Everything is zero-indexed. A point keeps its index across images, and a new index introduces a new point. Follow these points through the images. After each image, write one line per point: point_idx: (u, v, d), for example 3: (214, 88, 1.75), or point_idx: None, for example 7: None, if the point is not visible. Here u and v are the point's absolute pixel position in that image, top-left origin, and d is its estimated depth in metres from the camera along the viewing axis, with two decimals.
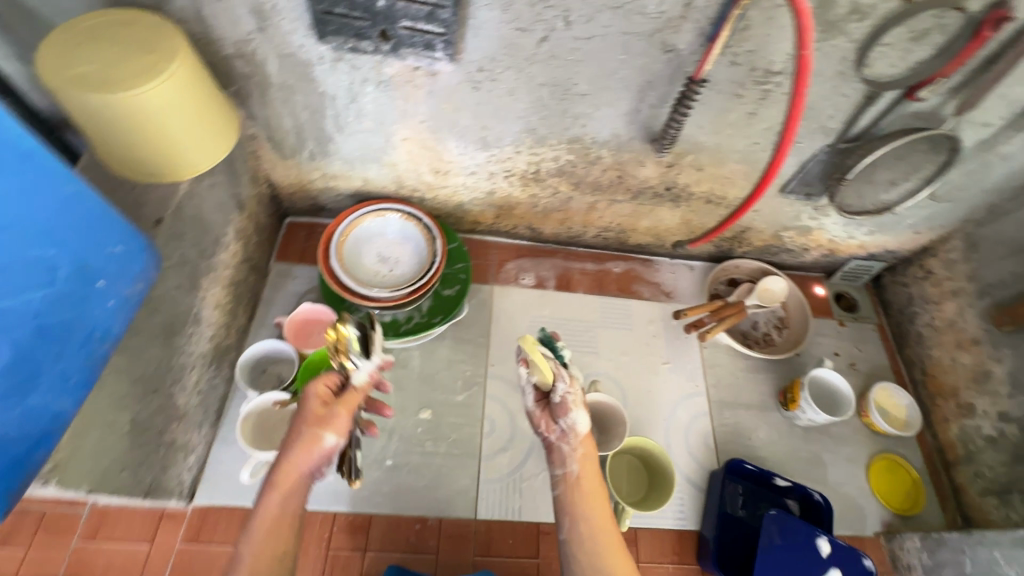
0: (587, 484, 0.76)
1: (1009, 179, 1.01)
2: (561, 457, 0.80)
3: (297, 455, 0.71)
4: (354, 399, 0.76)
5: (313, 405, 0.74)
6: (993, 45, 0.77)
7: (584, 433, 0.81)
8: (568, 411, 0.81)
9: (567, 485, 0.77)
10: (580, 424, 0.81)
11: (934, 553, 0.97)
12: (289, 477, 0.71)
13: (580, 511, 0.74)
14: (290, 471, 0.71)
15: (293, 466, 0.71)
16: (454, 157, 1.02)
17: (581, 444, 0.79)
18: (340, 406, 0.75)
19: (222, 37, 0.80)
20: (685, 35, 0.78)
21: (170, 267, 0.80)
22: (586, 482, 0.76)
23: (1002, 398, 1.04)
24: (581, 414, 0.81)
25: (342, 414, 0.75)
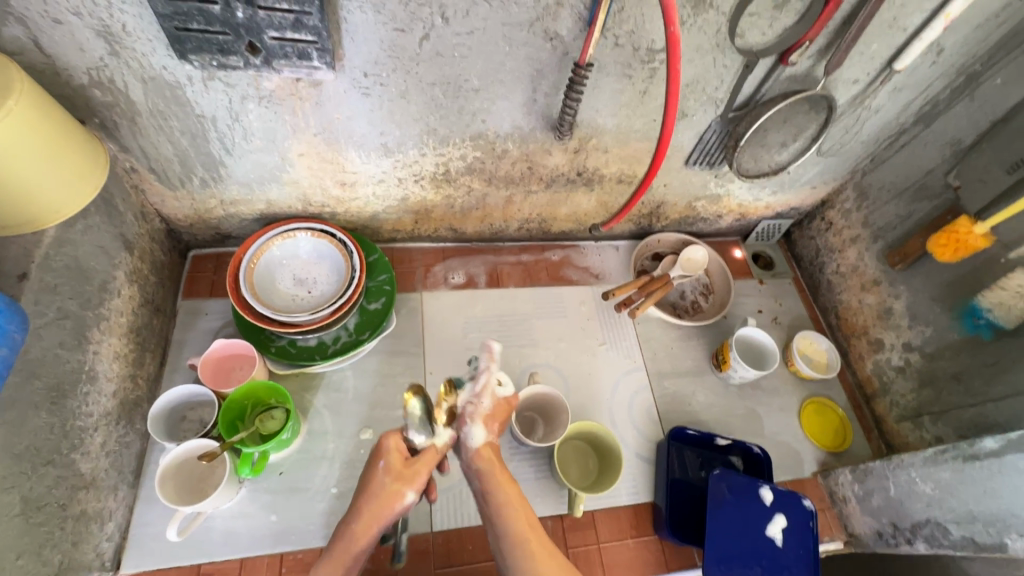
0: (491, 497, 0.82)
1: (883, 129, 1.09)
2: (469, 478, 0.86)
3: (379, 506, 0.78)
4: (432, 457, 0.82)
5: (393, 459, 0.80)
6: (845, 7, 0.83)
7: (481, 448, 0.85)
8: (465, 422, 0.85)
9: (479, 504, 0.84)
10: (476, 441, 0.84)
11: (863, 482, 1.04)
12: (366, 530, 0.77)
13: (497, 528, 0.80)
14: (371, 523, 0.77)
15: (370, 519, 0.77)
16: (358, 167, 0.99)
17: (474, 458, 0.84)
18: (419, 463, 0.81)
19: (71, 66, 0.74)
20: (564, 21, 0.79)
21: (46, 323, 0.73)
22: (490, 495, 0.82)
23: (904, 330, 1.12)
24: (477, 431, 0.84)
25: (421, 470, 0.81)
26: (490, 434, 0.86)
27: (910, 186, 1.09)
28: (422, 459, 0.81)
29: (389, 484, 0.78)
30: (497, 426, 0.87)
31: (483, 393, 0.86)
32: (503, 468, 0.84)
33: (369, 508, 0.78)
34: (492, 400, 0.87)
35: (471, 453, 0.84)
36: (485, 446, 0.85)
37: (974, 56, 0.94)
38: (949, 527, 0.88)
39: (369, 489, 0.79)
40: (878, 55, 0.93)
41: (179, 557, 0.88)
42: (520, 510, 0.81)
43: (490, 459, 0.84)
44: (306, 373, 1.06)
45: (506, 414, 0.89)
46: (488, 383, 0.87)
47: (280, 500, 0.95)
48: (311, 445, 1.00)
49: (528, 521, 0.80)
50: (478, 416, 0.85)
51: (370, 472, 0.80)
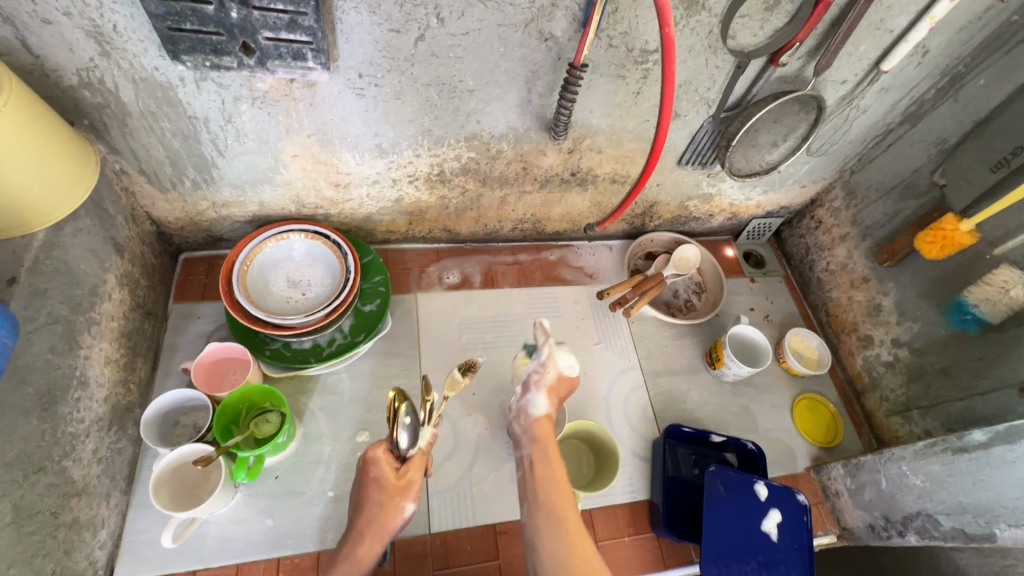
0: (538, 468, 0.88)
1: (870, 129, 1.11)
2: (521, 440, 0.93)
3: (380, 523, 0.81)
4: (420, 461, 0.84)
5: (382, 472, 0.83)
6: (834, 9, 0.85)
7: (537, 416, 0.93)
8: (531, 390, 0.95)
9: (525, 471, 0.89)
10: (536, 409, 0.93)
11: (855, 476, 1.06)
12: (370, 547, 0.80)
13: (537, 498, 0.85)
14: (374, 543, 0.80)
15: (372, 537, 0.80)
16: (352, 168, 0.98)
17: (532, 425, 0.93)
18: (410, 468, 0.83)
19: (60, 66, 0.73)
20: (559, 22, 0.79)
21: (36, 328, 0.72)
22: (538, 467, 0.88)
23: (892, 326, 1.14)
24: (539, 399, 0.94)
25: (413, 477, 0.83)
26: (549, 405, 0.94)
27: (897, 184, 1.11)
28: (413, 466, 0.84)
29: (383, 500, 0.81)
30: (558, 400, 0.95)
31: (547, 366, 0.94)
32: (553, 446, 0.90)
33: (370, 527, 0.81)
34: (555, 372, 0.94)
35: (531, 422, 0.93)
36: (544, 417, 0.93)
37: (958, 57, 0.96)
38: (940, 518, 0.90)
39: (368, 504, 0.82)
40: (865, 56, 0.94)
41: (174, 564, 0.87)
42: (561, 487, 0.86)
43: (546, 429, 0.92)
44: (301, 376, 1.05)
45: (567, 389, 0.96)
46: (551, 356, 0.94)
47: (275, 504, 0.94)
48: (307, 448, 0.99)
49: (567, 499, 0.85)
50: (545, 386, 0.94)
51: (368, 485, 0.83)
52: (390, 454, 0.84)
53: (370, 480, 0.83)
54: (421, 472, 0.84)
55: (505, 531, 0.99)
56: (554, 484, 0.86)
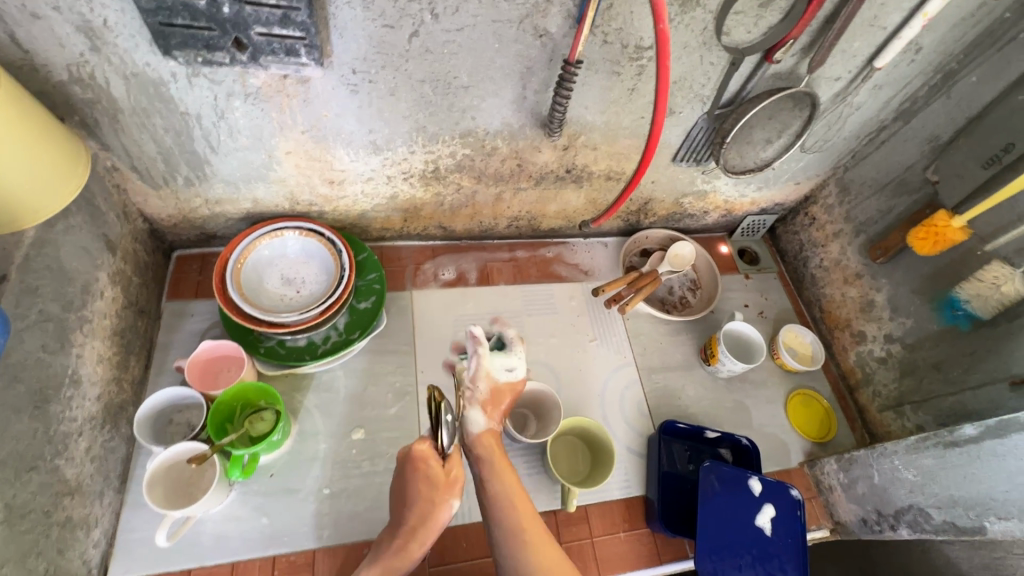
0: (490, 486, 0.88)
1: (864, 126, 1.11)
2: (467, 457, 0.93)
3: (434, 520, 0.83)
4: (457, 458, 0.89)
5: (432, 469, 0.85)
6: (828, 6, 0.85)
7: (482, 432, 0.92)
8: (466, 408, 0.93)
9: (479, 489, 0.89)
10: (476, 425, 0.92)
11: (848, 471, 1.07)
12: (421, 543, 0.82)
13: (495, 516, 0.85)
14: (425, 539, 0.82)
15: (425, 534, 0.82)
16: (346, 165, 0.98)
17: (476, 443, 0.91)
18: (452, 466, 0.87)
19: (50, 62, 0.72)
20: (554, 18, 0.79)
21: (28, 326, 0.72)
22: (489, 484, 0.88)
23: (885, 322, 1.15)
24: (476, 415, 0.93)
25: (457, 474, 0.88)
26: (490, 420, 0.93)
27: (890, 181, 1.11)
28: (455, 463, 0.88)
29: (432, 494, 0.84)
30: (500, 411, 0.94)
31: (478, 379, 0.92)
32: (500, 459, 0.90)
33: (422, 524, 0.82)
34: (489, 382, 0.93)
35: (472, 440, 0.91)
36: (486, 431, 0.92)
37: (950, 54, 0.96)
38: (931, 512, 0.91)
39: (415, 500, 0.84)
40: (859, 53, 0.95)
41: (169, 562, 0.86)
42: (517, 504, 0.86)
43: (490, 444, 0.91)
44: (295, 374, 1.05)
45: (509, 400, 0.94)
46: (481, 367, 0.93)
47: (271, 502, 0.94)
48: (302, 446, 0.99)
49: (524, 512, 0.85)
50: (472, 401, 0.93)
51: (415, 482, 0.85)
52: (434, 450, 0.87)
53: (414, 478, 0.85)
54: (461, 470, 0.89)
55: None
56: (508, 500, 0.86)
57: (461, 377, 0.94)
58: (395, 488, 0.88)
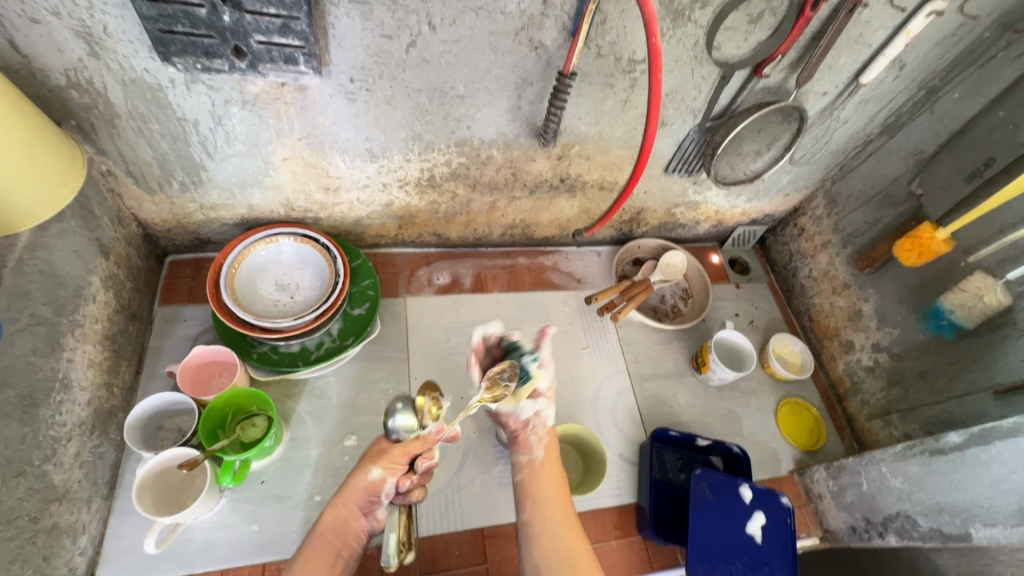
0: (544, 469, 0.90)
1: (850, 139, 1.14)
2: (526, 445, 0.94)
3: (351, 489, 0.83)
4: (412, 445, 0.83)
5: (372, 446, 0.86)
6: (815, 23, 0.87)
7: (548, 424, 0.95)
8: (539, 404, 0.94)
9: (524, 473, 0.91)
10: (549, 419, 0.95)
11: (837, 479, 1.08)
12: (336, 511, 0.82)
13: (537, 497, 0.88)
14: (339, 509, 0.82)
15: (346, 502, 0.82)
16: (342, 172, 0.98)
17: (545, 433, 0.93)
18: (395, 447, 0.84)
19: (48, 66, 0.72)
20: (549, 31, 0.81)
21: (19, 330, 0.71)
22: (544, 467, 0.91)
23: (872, 332, 1.17)
24: (552, 410, 0.95)
25: (397, 454, 0.83)
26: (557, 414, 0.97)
27: (877, 194, 1.14)
28: (399, 448, 0.84)
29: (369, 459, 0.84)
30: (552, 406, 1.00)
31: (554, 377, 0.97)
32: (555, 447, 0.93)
33: (346, 492, 0.83)
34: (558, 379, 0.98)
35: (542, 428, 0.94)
36: (553, 426, 0.95)
37: (933, 71, 0.99)
38: (918, 519, 0.92)
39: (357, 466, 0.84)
40: (845, 69, 0.97)
41: (157, 570, 0.85)
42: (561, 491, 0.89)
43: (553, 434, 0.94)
44: (288, 380, 1.05)
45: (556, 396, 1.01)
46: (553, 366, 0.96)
47: (262, 509, 0.93)
48: (294, 453, 0.99)
49: (566, 500, 0.88)
50: (552, 396, 0.95)
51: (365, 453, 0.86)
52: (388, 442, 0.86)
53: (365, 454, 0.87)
54: (407, 455, 0.83)
55: (493, 535, 0.99)
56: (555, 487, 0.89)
57: (542, 381, 0.94)
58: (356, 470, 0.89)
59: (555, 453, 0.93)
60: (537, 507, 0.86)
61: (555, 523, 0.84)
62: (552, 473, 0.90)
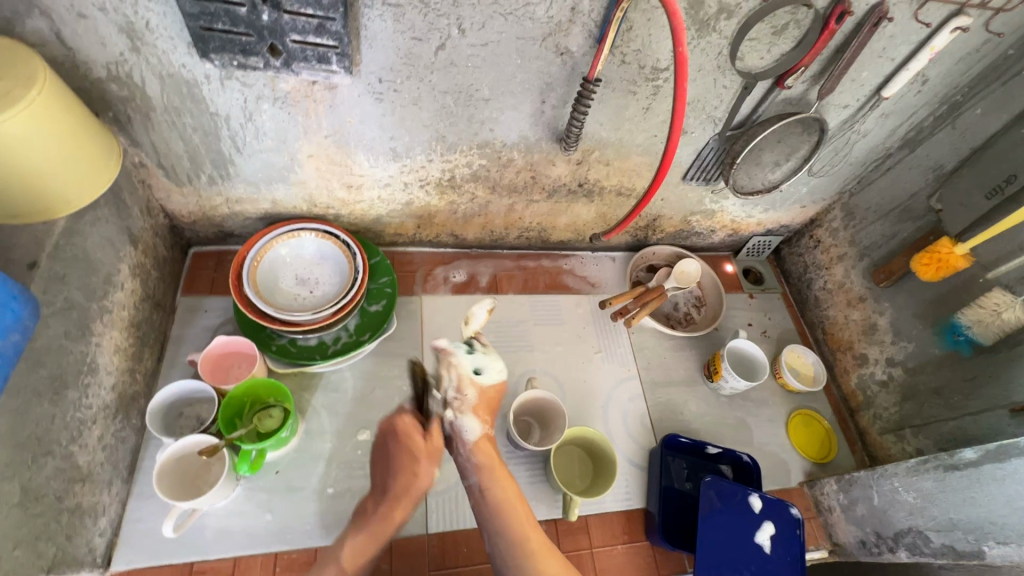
0: (491, 496, 0.88)
1: (870, 152, 1.14)
2: (464, 467, 0.91)
3: (412, 491, 0.86)
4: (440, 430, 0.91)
5: (412, 440, 0.88)
6: (839, 37, 0.88)
7: (474, 439, 0.91)
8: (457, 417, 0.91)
9: (477, 499, 0.89)
10: (473, 432, 0.91)
11: (848, 492, 1.07)
12: (399, 511, 0.86)
13: (495, 527, 0.86)
14: (405, 508, 0.86)
15: (408, 502, 0.86)
16: (365, 171, 1.00)
17: (474, 452, 0.90)
18: (434, 438, 0.90)
19: (91, 59, 0.75)
20: (575, 37, 0.82)
21: (53, 313, 0.74)
22: (489, 494, 0.88)
23: (887, 346, 1.16)
24: (471, 422, 0.91)
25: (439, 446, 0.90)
26: (482, 425, 0.91)
27: (894, 208, 1.14)
28: (436, 434, 0.90)
29: (413, 466, 0.87)
30: (488, 416, 0.93)
31: (462, 388, 0.90)
32: (501, 469, 0.90)
33: (404, 491, 0.86)
34: (476, 390, 0.91)
35: (470, 447, 0.90)
36: (483, 436, 0.91)
37: (956, 87, 1.00)
38: (930, 535, 0.92)
39: (396, 469, 0.87)
40: (867, 82, 0.98)
41: (172, 554, 0.87)
42: (520, 513, 0.86)
43: (489, 453, 0.91)
44: (304, 372, 1.07)
45: (494, 398, 0.93)
46: (458, 374, 0.91)
47: (275, 499, 0.94)
48: (308, 444, 1.00)
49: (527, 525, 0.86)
50: (466, 408, 0.91)
51: (396, 451, 0.88)
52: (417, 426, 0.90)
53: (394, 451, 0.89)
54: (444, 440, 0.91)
55: None
56: (509, 511, 0.86)
57: (446, 391, 0.92)
58: (379, 455, 0.91)
59: (496, 468, 0.90)
60: (501, 536, 0.85)
61: (528, 553, 0.82)
62: (509, 496, 0.88)
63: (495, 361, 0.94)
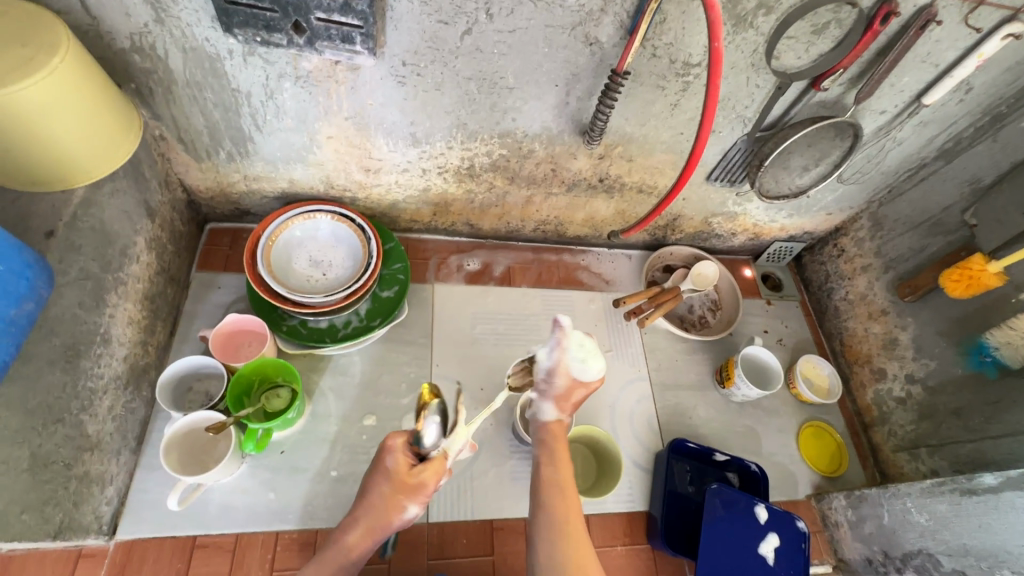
0: (544, 471, 0.88)
1: (904, 162, 1.10)
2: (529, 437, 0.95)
3: (376, 520, 0.79)
4: (439, 463, 0.81)
5: (396, 463, 0.80)
6: (882, 39, 0.84)
7: (545, 421, 0.94)
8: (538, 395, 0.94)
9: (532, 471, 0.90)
10: (546, 416, 0.94)
11: (857, 508, 1.05)
12: (358, 539, 0.78)
13: (541, 502, 0.85)
14: (365, 536, 0.79)
15: (367, 530, 0.79)
16: (384, 155, 0.99)
17: (542, 429, 0.93)
18: (426, 468, 0.80)
19: (115, 30, 0.74)
20: (606, 28, 0.79)
21: (68, 282, 0.74)
22: (544, 468, 0.89)
23: (907, 362, 1.13)
24: (548, 406, 0.94)
25: (427, 476, 0.80)
26: (558, 413, 0.93)
27: (925, 220, 1.10)
28: (427, 467, 0.80)
29: (382, 491, 0.79)
30: (571, 407, 0.94)
31: (555, 373, 0.93)
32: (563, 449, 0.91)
33: (369, 517, 0.79)
34: (572, 377, 0.93)
35: (539, 425, 0.94)
36: (552, 423, 0.93)
37: (1001, 97, 0.95)
38: (941, 558, 0.90)
39: (367, 497, 0.80)
40: (907, 88, 0.94)
41: (176, 527, 0.88)
42: (566, 497, 0.85)
43: (557, 434, 0.93)
44: (313, 355, 1.07)
45: (583, 395, 0.94)
46: (559, 360, 0.93)
47: (279, 478, 0.95)
48: (314, 427, 1.00)
49: (570, 506, 0.85)
50: (551, 391, 0.93)
51: (376, 474, 0.81)
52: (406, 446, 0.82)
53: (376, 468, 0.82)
54: (437, 476, 0.81)
55: (502, 528, 0.99)
56: (558, 489, 0.86)
57: (543, 367, 0.94)
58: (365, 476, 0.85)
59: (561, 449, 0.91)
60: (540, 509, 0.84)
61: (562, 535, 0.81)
62: (560, 473, 0.88)
63: (592, 363, 0.93)
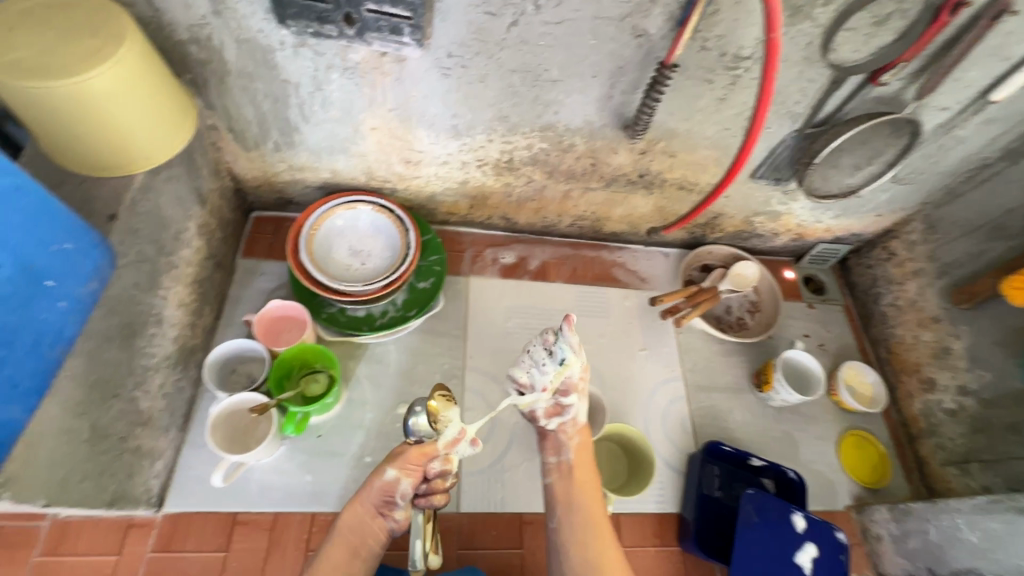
0: (575, 475, 0.89)
1: (964, 161, 1.04)
2: (556, 444, 0.92)
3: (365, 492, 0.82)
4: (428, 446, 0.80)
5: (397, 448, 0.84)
6: (951, 30, 0.80)
7: (580, 423, 0.93)
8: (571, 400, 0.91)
9: (557, 475, 0.90)
10: (580, 415, 0.93)
11: (901, 522, 1.01)
12: (352, 510, 0.82)
13: (573, 505, 0.87)
14: (355, 509, 0.82)
15: (361, 501, 0.82)
16: (425, 147, 1.00)
17: (579, 432, 0.92)
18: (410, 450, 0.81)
19: (175, 21, 0.77)
20: (655, 19, 0.78)
21: (127, 264, 0.77)
22: (574, 472, 0.90)
23: (960, 372, 1.08)
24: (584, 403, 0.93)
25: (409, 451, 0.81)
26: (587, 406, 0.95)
27: (985, 224, 1.04)
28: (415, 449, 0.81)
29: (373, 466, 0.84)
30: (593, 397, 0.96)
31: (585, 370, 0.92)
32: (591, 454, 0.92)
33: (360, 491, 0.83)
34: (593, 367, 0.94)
35: (578, 428, 0.92)
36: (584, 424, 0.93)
37: None
38: None
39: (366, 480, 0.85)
40: (974, 83, 0.89)
41: (218, 503, 0.91)
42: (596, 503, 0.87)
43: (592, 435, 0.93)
44: (351, 342, 1.09)
45: None
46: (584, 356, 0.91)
47: (315, 461, 0.97)
48: (350, 413, 1.02)
49: (600, 510, 0.87)
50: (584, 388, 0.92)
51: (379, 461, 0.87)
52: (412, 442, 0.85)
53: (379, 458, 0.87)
54: (423, 456, 0.80)
55: (531, 522, 0.99)
56: (588, 493, 0.88)
57: (575, 374, 0.90)
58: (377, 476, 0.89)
59: (586, 454, 0.92)
60: (569, 513, 0.86)
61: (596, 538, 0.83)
62: (581, 477, 0.89)
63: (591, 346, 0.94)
